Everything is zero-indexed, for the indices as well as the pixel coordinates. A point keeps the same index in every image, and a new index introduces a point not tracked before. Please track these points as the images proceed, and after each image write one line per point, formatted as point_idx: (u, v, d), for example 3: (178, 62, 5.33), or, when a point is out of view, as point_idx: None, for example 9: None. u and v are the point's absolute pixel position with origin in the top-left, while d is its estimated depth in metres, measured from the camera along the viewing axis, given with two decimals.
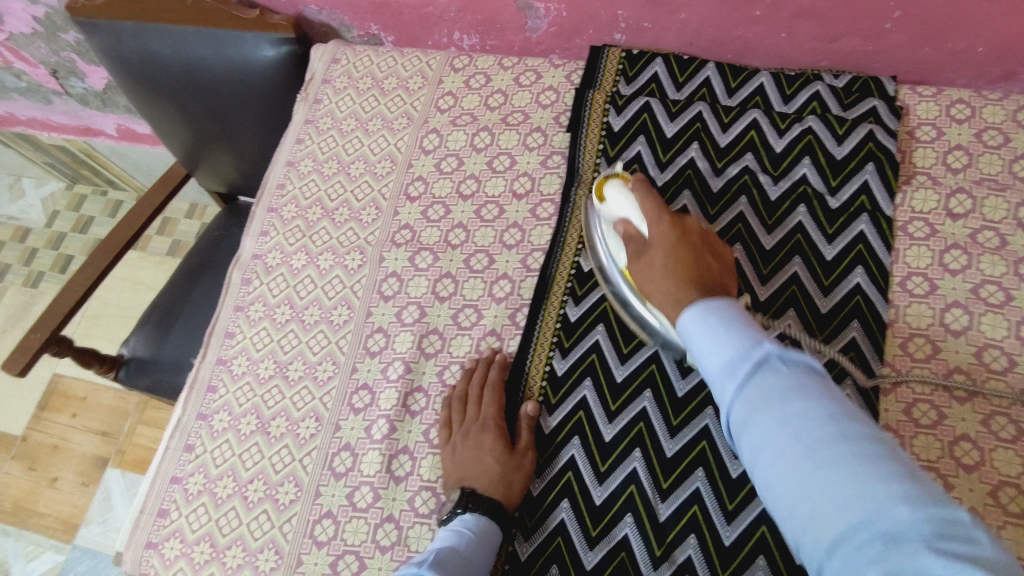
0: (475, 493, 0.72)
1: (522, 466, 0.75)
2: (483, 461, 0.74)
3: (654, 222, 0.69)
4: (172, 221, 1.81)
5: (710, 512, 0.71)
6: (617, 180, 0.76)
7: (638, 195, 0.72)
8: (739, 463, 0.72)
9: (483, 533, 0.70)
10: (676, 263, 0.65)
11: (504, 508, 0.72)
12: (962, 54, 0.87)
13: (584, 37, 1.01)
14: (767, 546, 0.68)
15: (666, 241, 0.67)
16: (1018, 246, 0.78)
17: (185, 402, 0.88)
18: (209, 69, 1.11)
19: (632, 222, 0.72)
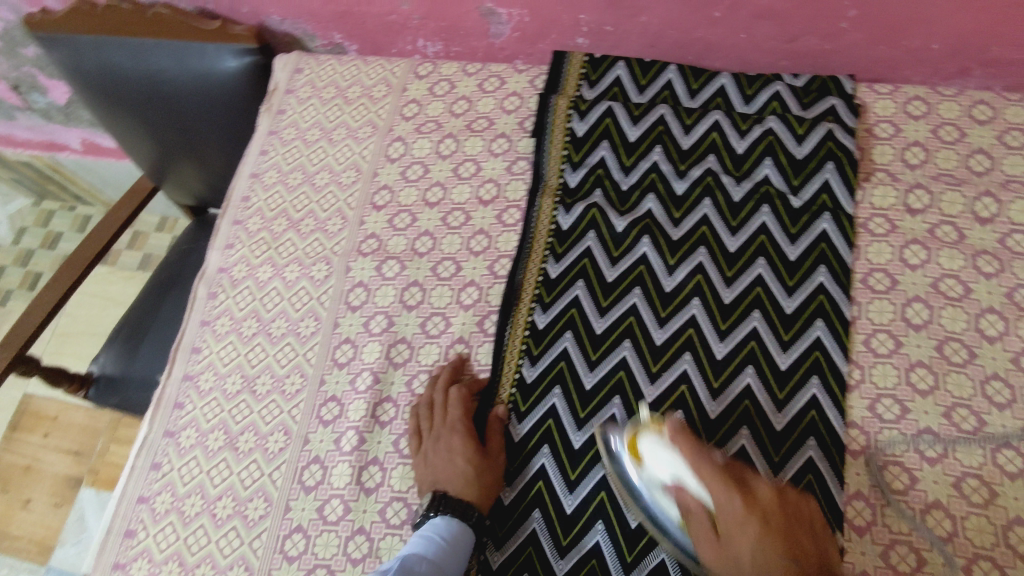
0: (448, 497, 0.72)
1: (495, 467, 0.75)
2: (454, 463, 0.74)
3: (721, 495, 0.60)
4: (142, 235, 1.79)
5: None
6: (652, 433, 0.66)
7: (685, 454, 0.62)
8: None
9: (454, 540, 0.70)
10: (769, 564, 0.56)
11: (478, 511, 0.72)
12: (917, 52, 0.89)
13: (547, 41, 1.02)
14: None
15: (744, 527, 0.58)
16: (975, 239, 0.79)
17: (151, 420, 0.87)
18: (171, 82, 1.10)
19: (688, 489, 0.62)
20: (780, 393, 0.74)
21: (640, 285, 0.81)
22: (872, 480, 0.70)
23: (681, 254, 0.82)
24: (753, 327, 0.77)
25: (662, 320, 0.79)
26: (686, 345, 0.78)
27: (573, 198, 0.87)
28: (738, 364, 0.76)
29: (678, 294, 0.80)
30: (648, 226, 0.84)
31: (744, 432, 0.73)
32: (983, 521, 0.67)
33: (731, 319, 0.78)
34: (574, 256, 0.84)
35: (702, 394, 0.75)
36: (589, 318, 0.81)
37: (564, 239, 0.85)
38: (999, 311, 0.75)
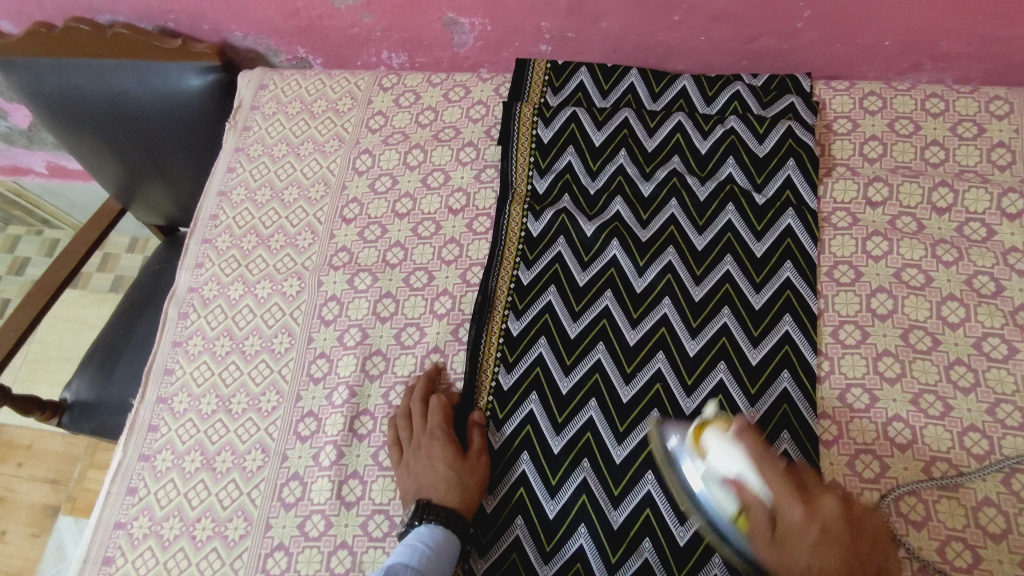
0: (431, 504, 0.72)
1: (476, 470, 0.75)
2: (436, 469, 0.74)
3: (783, 497, 0.58)
4: (113, 256, 1.76)
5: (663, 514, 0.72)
6: (718, 430, 0.65)
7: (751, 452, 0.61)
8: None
9: (440, 547, 0.69)
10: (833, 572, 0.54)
11: (461, 515, 0.72)
12: (871, 49, 0.91)
13: (510, 49, 1.03)
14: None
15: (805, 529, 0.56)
16: (934, 229, 0.81)
17: (125, 444, 0.86)
18: (135, 102, 1.09)
19: (749, 486, 0.60)
20: (752, 389, 0.75)
21: (612, 288, 0.82)
22: (845, 468, 0.71)
23: (651, 255, 0.83)
24: (724, 324, 0.79)
25: (634, 321, 0.80)
26: (659, 344, 0.79)
27: (542, 205, 0.88)
28: (710, 361, 0.77)
29: (649, 295, 0.81)
30: (617, 229, 0.85)
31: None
32: (953, 504, 0.68)
33: (701, 316, 0.79)
34: (546, 262, 0.85)
35: (677, 391, 0.76)
36: (563, 323, 0.81)
37: (535, 245, 0.86)
38: (959, 298, 0.77)
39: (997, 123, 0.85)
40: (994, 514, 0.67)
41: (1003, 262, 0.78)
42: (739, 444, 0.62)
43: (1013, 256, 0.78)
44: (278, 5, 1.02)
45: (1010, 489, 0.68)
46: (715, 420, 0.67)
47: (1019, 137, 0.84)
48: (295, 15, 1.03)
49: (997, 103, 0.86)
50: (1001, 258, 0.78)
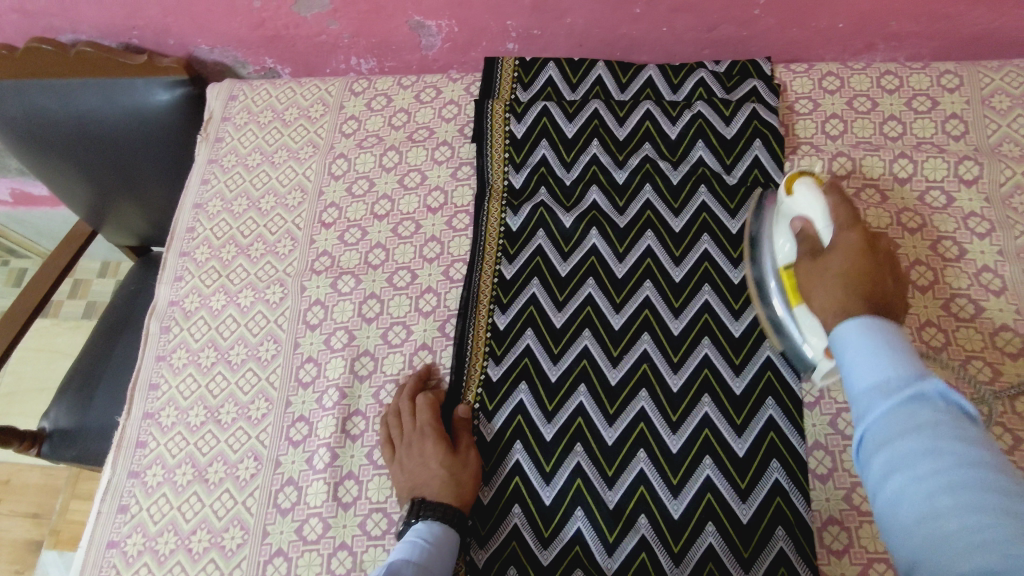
0: (427, 500, 0.72)
1: (469, 463, 0.75)
2: (429, 466, 0.74)
3: (842, 227, 0.66)
4: (84, 282, 1.73)
5: (656, 489, 0.73)
6: (809, 179, 0.71)
7: (830, 198, 0.68)
8: (677, 438, 0.75)
9: (439, 541, 0.70)
10: (852, 272, 0.62)
11: (458, 509, 0.72)
12: (826, 31, 0.94)
13: (478, 49, 1.04)
14: (714, 513, 0.72)
15: (851, 245, 0.64)
16: (897, 199, 0.84)
17: (113, 463, 0.84)
18: (102, 120, 1.08)
19: (815, 226, 0.69)
20: (737, 360, 0.78)
21: (594, 276, 0.84)
22: (828, 429, 0.74)
23: (629, 241, 0.85)
24: (705, 301, 0.81)
25: (618, 305, 0.82)
26: (644, 326, 0.80)
27: (519, 199, 0.89)
28: (694, 337, 0.79)
29: (630, 279, 0.83)
30: (595, 217, 0.86)
31: (707, 400, 0.76)
32: None
33: (683, 296, 0.81)
34: (527, 255, 0.86)
35: (664, 369, 0.78)
36: (548, 314, 0.82)
37: (516, 239, 0.87)
38: (926, 263, 0.80)
39: (949, 96, 0.89)
40: None
41: (963, 226, 0.81)
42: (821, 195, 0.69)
43: (973, 220, 0.82)
44: (244, 16, 1.02)
45: None
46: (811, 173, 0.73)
47: (970, 107, 0.88)
48: (261, 25, 1.04)
49: (947, 77, 0.90)
50: (962, 223, 0.82)
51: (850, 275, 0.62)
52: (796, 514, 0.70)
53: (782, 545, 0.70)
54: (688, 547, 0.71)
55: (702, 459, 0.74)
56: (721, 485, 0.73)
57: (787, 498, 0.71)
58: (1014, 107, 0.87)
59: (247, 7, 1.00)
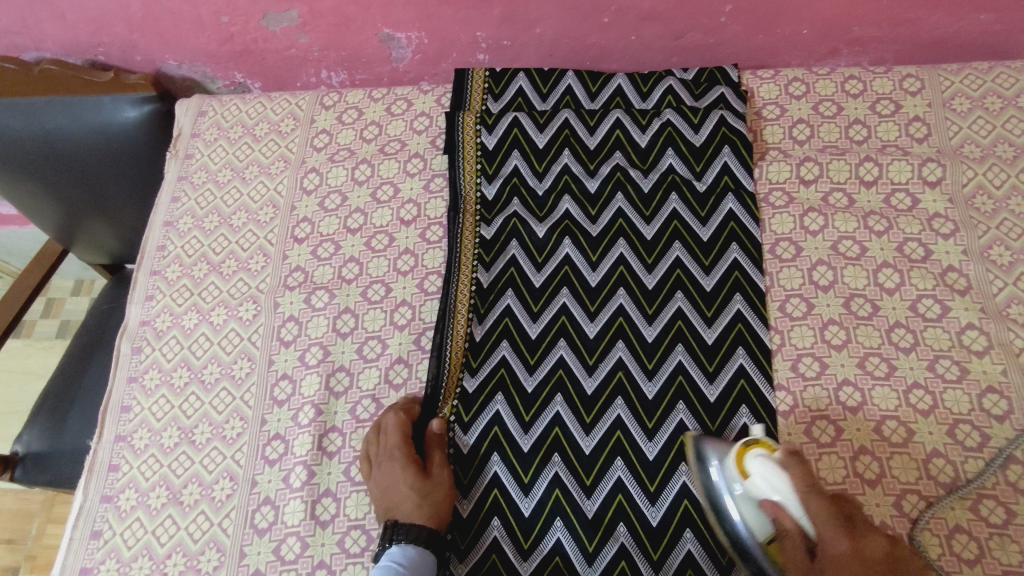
0: (399, 523, 0.71)
1: (439, 483, 0.75)
2: (401, 490, 0.73)
3: (826, 531, 0.62)
4: (57, 301, 1.71)
5: (634, 497, 0.73)
6: (760, 458, 0.65)
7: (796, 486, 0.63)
8: (654, 446, 0.75)
9: (414, 565, 0.70)
10: None
11: (432, 530, 0.72)
12: (791, 38, 0.96)
13: (448, 60, 1.05)
14: (692, 519, 0.72)
15: (849, 560, 0.61)
16: (863, 203, 0.86)
17: (85, 487, 0.83)
18: (69, 138, 1.07)
19: (790, 516, 0.64)
20: (710, 367, 0.78)
21: (568, 286, 0.84)
22: (804, 437, 0.74)
23: (603, 249, 0.85)
24: (678, 308, 0.81)
25: (592, 314, 0.82)
26: (618, 334, 0.81)
27: (492, 211, 0.89)
28: (668, 344, 0.80)
29: (604, 287, 0.83)
30: (568, 227, 0.87)
31: (682, 408, 0.76)
32: (904, 459, 0.72)
33: (656, 303, 0.81)
34: (502, 265, 0.86)
35: (639, 377, 0.78)
36: (523, 325, 0.82)
37: (490, 249, 0.87)
38: (893, 264, 0.81)
39: (912, 99, 0.91)
40: (943, 464, 0.71)
41: (929, 228, 0.83)
42: (784, 476, 0.64)
43: (938, 221, 0.83)
44: (211, 31, 1.01)
45: (955, 441, 0.72)
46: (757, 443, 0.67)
47: (932, 110, 0.90)
48: (229, 40, 1.03)
49: (909, 81, 0.92)
50: (927, 224, 0.83)
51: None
52: None
53: None
54: (667, 553, 0.71)
55: (679, 466, 0.74)
56: None
57: None
58: (974, 109, 0.89)
59: (214, 22, 1.00)
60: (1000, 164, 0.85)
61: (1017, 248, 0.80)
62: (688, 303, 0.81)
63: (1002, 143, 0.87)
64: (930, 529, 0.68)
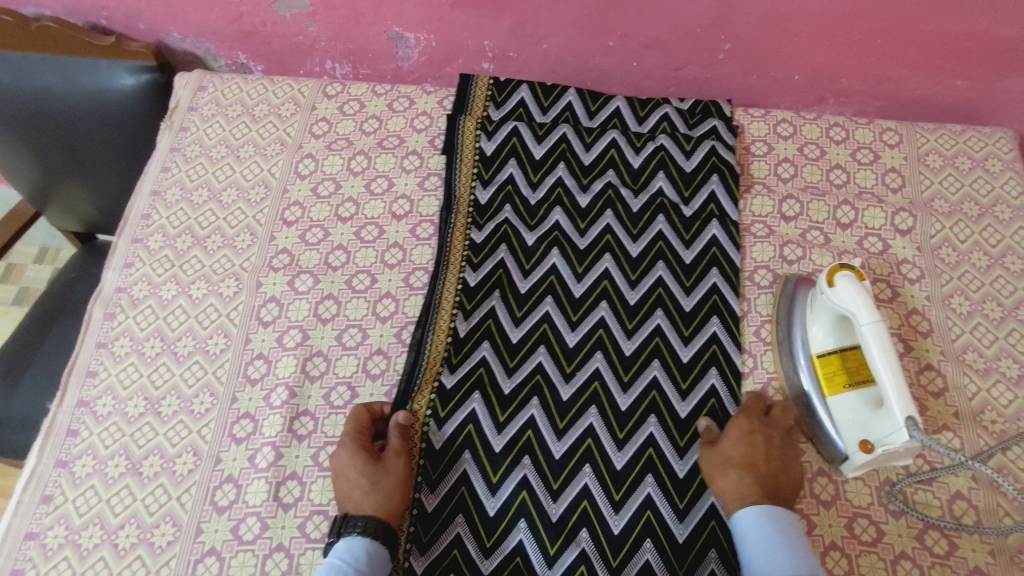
0: (348, 516, 0.72)
1: (393, 473, 0.74)
2: (355, 484, 0.73)
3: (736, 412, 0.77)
4: (17, 267, 1.66)
5: (599, 504, 0.75)
6: (851, 275, 0.74)
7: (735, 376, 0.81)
8: (622, 456, 0.77)
9: (365, 563, 0.69)
10: (743, 458, 0.74)
11: (380, 524, 0.71)
12: (783, 82, 1.01)
13: (454, 65, 1.07)
14: (652, 530, 0.73)
15: (741, 430, 0.75)
16: (839, 242, 0.90)
17: (40, 450, 0.80)
18: (58, 97, 1.05)
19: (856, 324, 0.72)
20: (684, 384, 0.80)
21: (552, 294, 0.86)
22: None
23: (589, 262, 0.87)
24: (657, 325, 0.83)
25: (574, 323, 0.84)
26: (597, 345, 0.83)
27: (484, 216, 0.90)
28: (645, 359, 0.82)
29: (587, 298, 0.85)
30: (557, 238, 0.89)
31: (653, 420, 0.78)
32: (859, 483, 0.75)
33: (637, 318, 0.84)
34: (490, 267, 0.87)
35: (614, 388, 0.80)
36: (505, 328, 0.83)
37: (479, 251, 0.88)
38: None
39: (890, 151, 0.96)
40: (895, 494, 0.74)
41: (897, 271, 0.87)
42: (863, 294, 0.72)
43: (906, 267, 0.87)
44: (220, 9, 1.02)
45: (905, 470, 0.76)
46: (850, 266, 0.76)
47: (908, 163, 0.95)
48: (237, 20, 1.03)
49: (889, 134, 0.97)
50: (895, 268, 0.87)
51: (744, 464, 0.73)
52: (728, 538, 0.73)
53: (712, 566, 0.72)
54: (626, 561, 0.72)
55: (645, 476, 0.76)
56: (660, 503, 0.74)
57: (720, 522, 0.74)
58: (946, 166, 0.94)
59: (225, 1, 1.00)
60: (966, 220, 0.90)
61: (975, 299, 0.85)
62: (666, 320, 0.83)
63: (969, 202, 0.92)
64: (878, 552, 0.71)
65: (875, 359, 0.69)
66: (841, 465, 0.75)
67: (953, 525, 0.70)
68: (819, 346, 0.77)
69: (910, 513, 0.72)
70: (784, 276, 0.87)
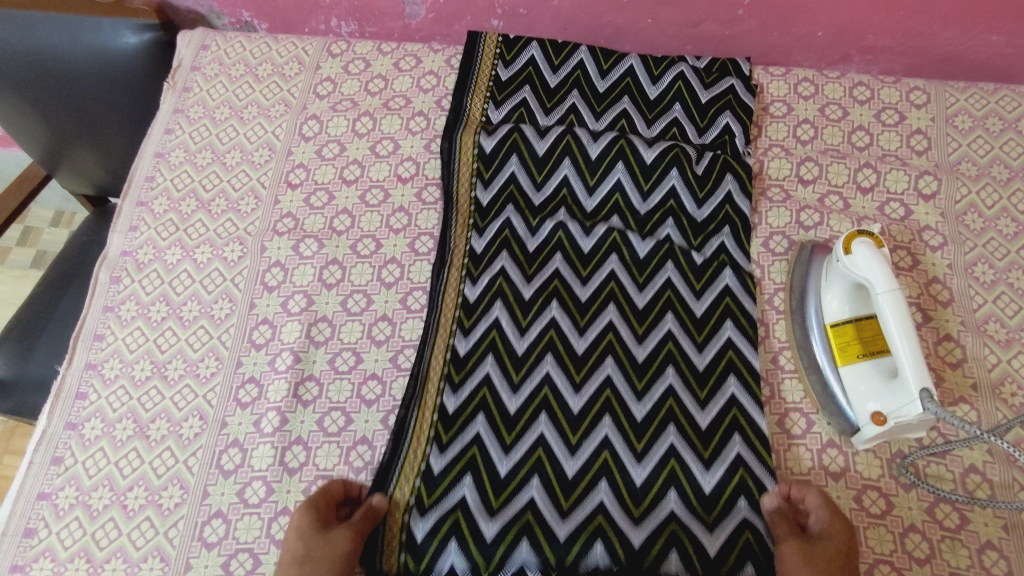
0: None
1: (336, 547, 0.64)
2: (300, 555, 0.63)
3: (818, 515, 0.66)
4: (35, 231, 1.67)
5: (620, 454, 0.71)
6: (869, 242, 0.71)
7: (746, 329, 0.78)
8: (642, 407, 0.74)
9: None
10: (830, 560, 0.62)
11: None
12: (806, 39, 0.96)
13: (462, 23, 1.04)
14: (677, 478, 0.70)
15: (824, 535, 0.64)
16: (859, 207, 0.86)
17: (50, 412, 0.81)
18: (64, 58, 1.03)
19: (872, 293, 0.69)
20: (700, 337, 0.77)
21: (561, 251, 0.82)
22: (776, 428, 0.75)
23: (593, 266, 0.82)
24: (668, 278, 0.81)
25: (581, 329, 0.78)
26: (610, 297, 0.80)
27: (486, 219, 0.85)
28: (659, 311, 0.79)
29: (595, 255, 0.82)
30: (557, 289, 0.80)
31: (672, 370, 0.75)
32: (871, 456, 0.73)
33: (648, 271, 0.81)
34: (489, 279, 0.81)
35: (630, 339, 0.77)
36: (509, 339, 0.77)
37: (479, 262, 0.82)
38: None
39: (916, 111, 0.92)
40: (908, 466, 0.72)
41: (919, 238, 0.84)
42: (882, 262, 0.69)
43: (928, 233, 0.84)
44: None
45: (918, 442, 0.74)
46: (868, 233, 0.73)
47: (934, 125, 0.91)
48: None
49: (916, 93, 0.92)
50: (917, 235, 0.84)
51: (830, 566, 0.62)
52: (761, 489, 0.70)
53: (744, 513, 0.69)
54: (649, 510, 0.69)
55: (666, 427, 0.73)
56: (684, 450, 0.72)
57: (750, 470, 0.71)
58: (975, 128, 0.90)
59: None
60: (994, 184, 0.87)
61: (1000, 268, 0.82)
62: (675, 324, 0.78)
63: (998, 165, 0.88)
64: (887, 525, 0.70)
65: (889, 327, 0.67)
66: (853, 437, 0.73)
67: (966, 498, 0.69)
68: (833, 316, 0.75)
69: (922, 486, 0.71)
70: (800, 243, 0.84)
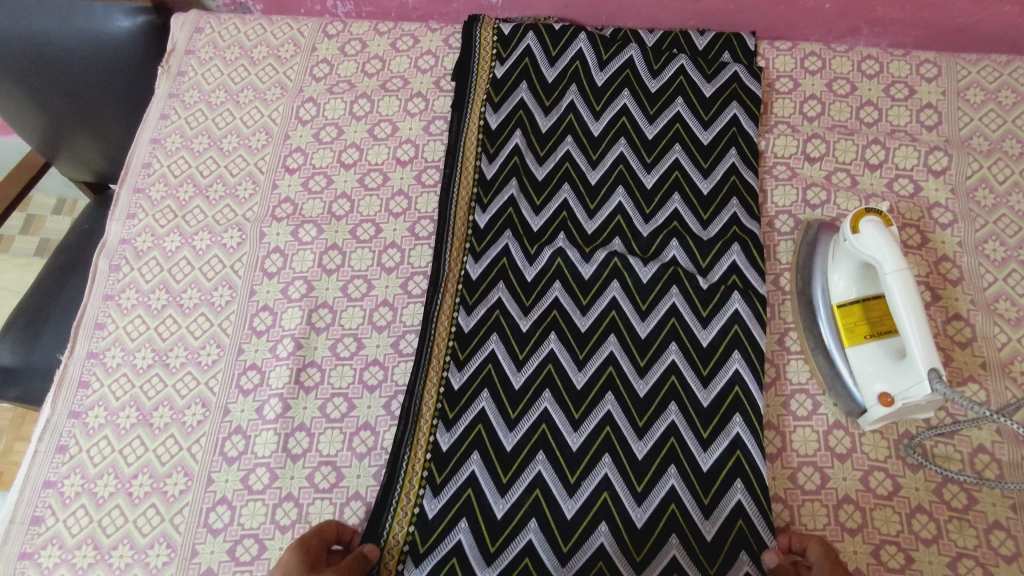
0: None
1: None
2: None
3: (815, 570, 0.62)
4: (37, 218, 1.67)
5: (620, 495, 0.70)
6: (877, 221, 0.69)
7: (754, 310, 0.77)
8: (642, 446, 0.72)
9: None
10: None
11: None
12: (812, 12, 0.94)
13: (459, 1, 1.01)
14: (677, 524, 0.69)
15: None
16: (866, 184, 0.85)
17: (54, 401, 0.81)
18: (57, 45, 1.01)
19: (880, 272, 0.68)
20: (704, 370, 0.75)
21: (560, 279, 0.79)
22: (781, 410, 0.75)
23: (594, 293, 0.79)
24: (672, 304, 0.78)
25: (581, 362, 0.75)
26: (611, 327, 0.77)
27: (483, 244, 0.81)
28: (660, 342, 0.76)
29: (597, 280, 0.79)
30: (556, 320, 0.77)
31: (673, 409, 0.73)
32: (877, 437, 0.72)
33: (651, 298, 0.78)
34: (485, 309, 0.78)
35: (631, 374, 0.75)
36: (507, 373, 0.75)
37: (474, 288, 0.79)
38: None
39: (926, 85, 0.89)
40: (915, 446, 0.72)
41: (928, 216, 0.82)
42: (890, 242, 0.68)
43: (938, 211, 0.82)
44: None
45: (926, 423, 0.73)
46: (877, 212, 0.71)
47: (945, 98, 0.89)
48: None
49: (926, 66, 0.90)
50: (926, 213, 0.82)
51: None
52: (758, 540, 0.67)
53: (747, 569, 0.67)
54: (652, 556, 0.68)
55: (666, 468, 0.70)
56: (684, 496, 0.69)
57: (749, 522, 0.68)
58: (987, 101, 0.88)
59: None
60: (1006, 159, 0.84)
61: (1012, 245, 0.80)
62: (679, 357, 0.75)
63: (1011, 139, 0.86)
64: (893, 506, 0.69)
65: (897, 308, 0.66)
66: (859, 417, 0.72)
67: (975, 479, 0.68)
68: (840, 296, 0.74)
69: (929, 466, 0.70)
70: (806, 221, 0.82)
